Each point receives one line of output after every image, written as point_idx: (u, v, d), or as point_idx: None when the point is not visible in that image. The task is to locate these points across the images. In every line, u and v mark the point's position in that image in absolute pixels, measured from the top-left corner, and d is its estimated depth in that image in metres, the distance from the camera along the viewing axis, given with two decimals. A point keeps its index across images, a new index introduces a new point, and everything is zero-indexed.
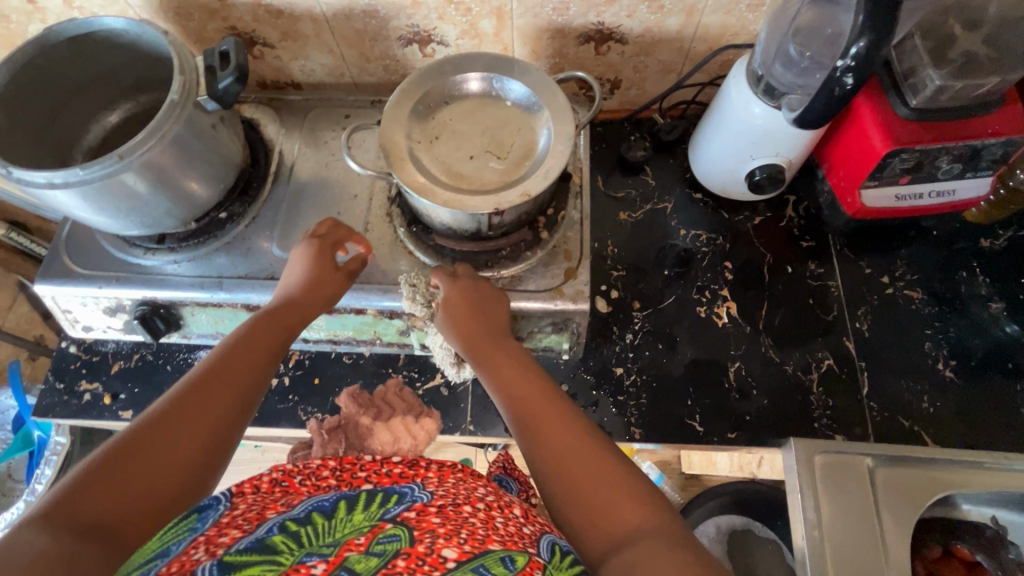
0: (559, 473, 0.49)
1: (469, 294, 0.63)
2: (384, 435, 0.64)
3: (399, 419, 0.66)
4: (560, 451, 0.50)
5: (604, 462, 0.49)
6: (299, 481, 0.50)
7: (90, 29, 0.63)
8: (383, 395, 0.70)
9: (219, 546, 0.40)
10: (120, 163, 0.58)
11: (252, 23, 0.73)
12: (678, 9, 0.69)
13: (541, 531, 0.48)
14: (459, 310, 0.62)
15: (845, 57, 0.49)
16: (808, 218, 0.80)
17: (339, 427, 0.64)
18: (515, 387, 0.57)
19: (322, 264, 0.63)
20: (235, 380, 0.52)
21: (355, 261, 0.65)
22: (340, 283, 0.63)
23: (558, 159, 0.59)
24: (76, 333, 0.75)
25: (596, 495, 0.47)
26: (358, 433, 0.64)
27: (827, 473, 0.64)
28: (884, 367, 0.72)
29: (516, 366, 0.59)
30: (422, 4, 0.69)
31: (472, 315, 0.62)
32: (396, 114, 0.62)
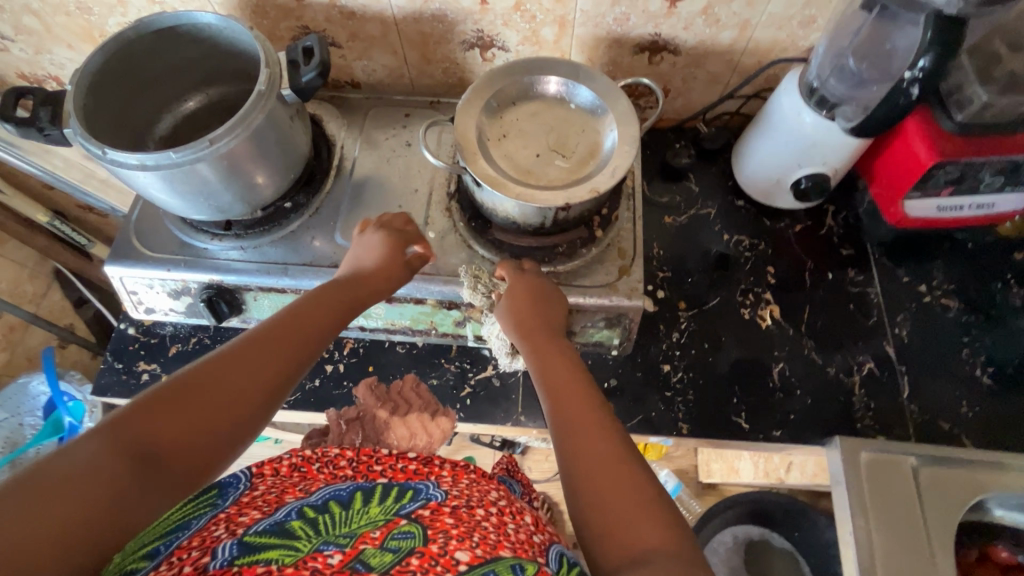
0: (588, 474, 0.48)
1: (534, 288, 0.66)
2: (400, 431, 0.69)
3: (416, 416, 0.71)
4: (597, 449, 0.50)
5: (626, 472, 0.48)
6: (316, 467, 0.53)
7: (179, 21, 0.65)
8: (400, 391, 0.74)
9: (240, 525, 0.41)
10: (210, 148, 0.60)
11: (324, 23, 0.76)
12: (733, 24, 0.73)
13: (549, 541, 0.49)
14: (522, 301, 0.65)
15: (912, 69, 0.52)
16: (846, 228, 0.83)
17: (357, 419, 0.70)
18: (563, 381, 0.58)
19: (393, 249, 0.65)
20: (299, 342, 0.52)
21: (415, 259, 0.67)
22: (401, 270, 0.65)
23: (624, 160, 0.61)
24: (138, 315, 0.77)
25: (622, 506, 0.45)
26: (376, 427, 0.69)
27: (872, 470, 0.66)
28: (924, 371, 0.74)
29: (568, 359, 0.60)
30: (490, 10, 0.73)
31: (528, 307, 0.64)
32: (469, 111, 0.65)
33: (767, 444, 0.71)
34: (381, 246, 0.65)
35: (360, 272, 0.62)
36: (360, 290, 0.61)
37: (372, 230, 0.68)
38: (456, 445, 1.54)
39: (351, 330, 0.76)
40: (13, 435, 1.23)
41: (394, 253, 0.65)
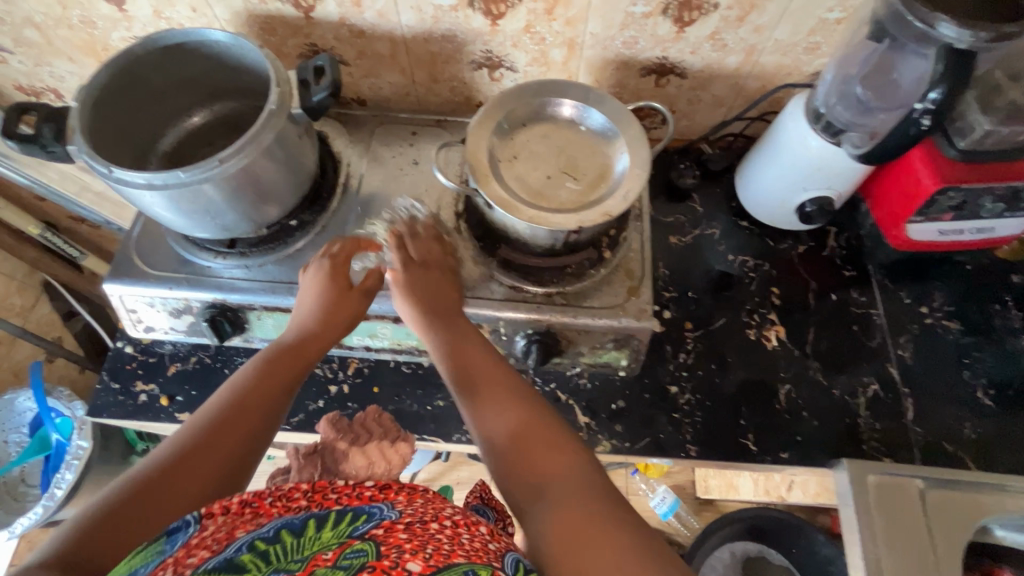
0: (506, 452, 0.51)
1: (432, 268, 0.65)
2: (358, 460, 0.63)
3: (374, 444, 0.65)
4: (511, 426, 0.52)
5: (547, 441, 0.51)
6: (269, 502, 0.47)
7: (187, 39, 0.65)
8: (362, 422, 0.69)
9: (188, 566, 0.40)
10: (219, 167, 0.59)
11: (332, 41, 0.76)
12: (739, 49, 0.74)
13: (505, 548, 0.46)
14: (418, 280, 0.64)
15: (924, 101, 0.53)
16: (848, 249, 0.84)
17: (316, 453, 0.64)
18: (476, 373, 0.58)
19: (336, 288, 0.63)
20: (245, 416, 0.53)
21: (371, 280, 0.65)
22: (355, 307, 0.63)
23: (636, 185, 0.62)
24: (136, 333, 0.75)
25: (538, 468, 0.49)
26: (334, 458, 0.64)
27: (880, 493, 0.66)
28: (926, 392, 0.75)
29: (471, 342, 0.61)
30: (500, 32, 0.73)
31: (428, 286, 0.64)
32: (480, 132, 0.65)
33: (776, 466, 0.71)
34: (326, 281, 0.63)
35: (305, 325, 0.61)
36: (305, 348, 0.60)
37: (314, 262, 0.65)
38: (453, 461, 1.53)
39: (357, 349, 0.75)
40: None
41: (343, 291, 0.63)
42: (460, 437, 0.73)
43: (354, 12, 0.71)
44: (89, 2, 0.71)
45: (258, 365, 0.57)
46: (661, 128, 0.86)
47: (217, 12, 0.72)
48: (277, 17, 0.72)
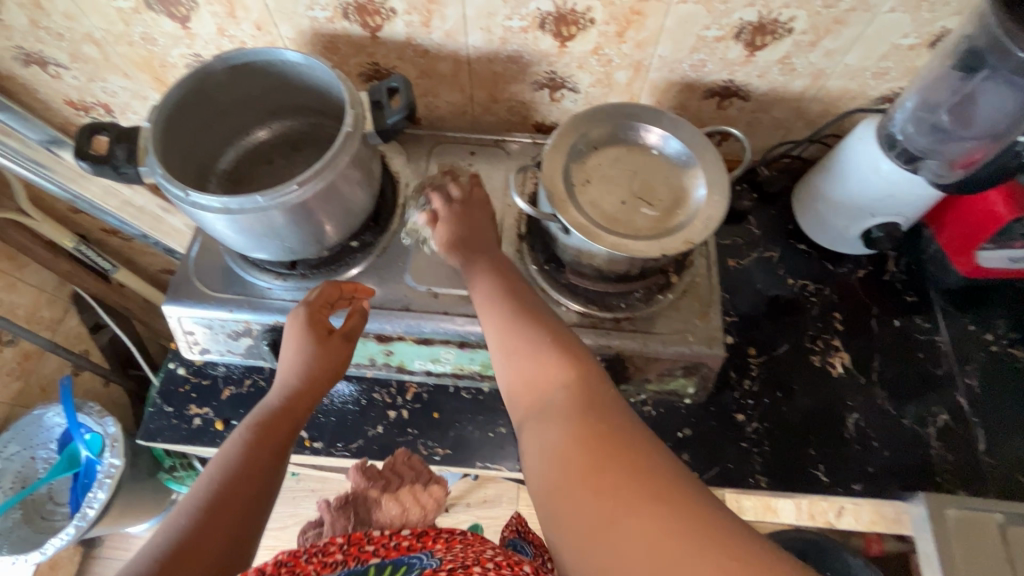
0: (518, 376, 0.50)
1: (472, 214, 0.65)
2: (393, 509, 0.67)
3: (407, 489, 0.68)
4: (533, 364, 0.49)
5: (554, 364, 0.48)
6: (304, 559, 0.50)
7: (255, 57, 0.63)
8: (393, 465, 0.70)
9: None
10: (297, 191, 0.58)
11: (395, 60, 0.74)
12: (807, 73, 0.73)
13: None
14: (461, 223, 0.64)
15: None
16: (909, 273, 0.83)
17: (348, 503, 0.67)
18: (507, 331, 0.53)
19: (318, 342, 0.60)
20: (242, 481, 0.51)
21: (353, 318, 0.63)
22: (344, 353, 0.62)
23: (717, 213, 0.60)
24: (191, 355, 0.74)
25: (545, 390, 0.47)
26: (367, 508, 0.68)
27: (960, 527, 0.66)
28: (998, 422, 0.73)
29: (494, 275, 0.59)
30: (567, 53, 0.72)
31: (471, 226, 0.64)
32: (555, 156, 0.64)
33: (847, 497, 0.70)
34: (305, 330, 0.61)
35: (288, 384, 0.60)
36: (292, 411, 0.59)
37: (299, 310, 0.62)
38: (480, 479, 1.51)
39: (417, 374, 0.74)
40: (23, 471, 1.17)
41: (327, 342, 0.61)
42: (523, 466, 0.71)
43: (423, 32, 0.70)
44: (153, 19, 0.70)
45: (244, 434, 0.55)
46: (725, 143, 0.85)
47: (282, 30, 0.71)
48: (343, 36, 0.71)
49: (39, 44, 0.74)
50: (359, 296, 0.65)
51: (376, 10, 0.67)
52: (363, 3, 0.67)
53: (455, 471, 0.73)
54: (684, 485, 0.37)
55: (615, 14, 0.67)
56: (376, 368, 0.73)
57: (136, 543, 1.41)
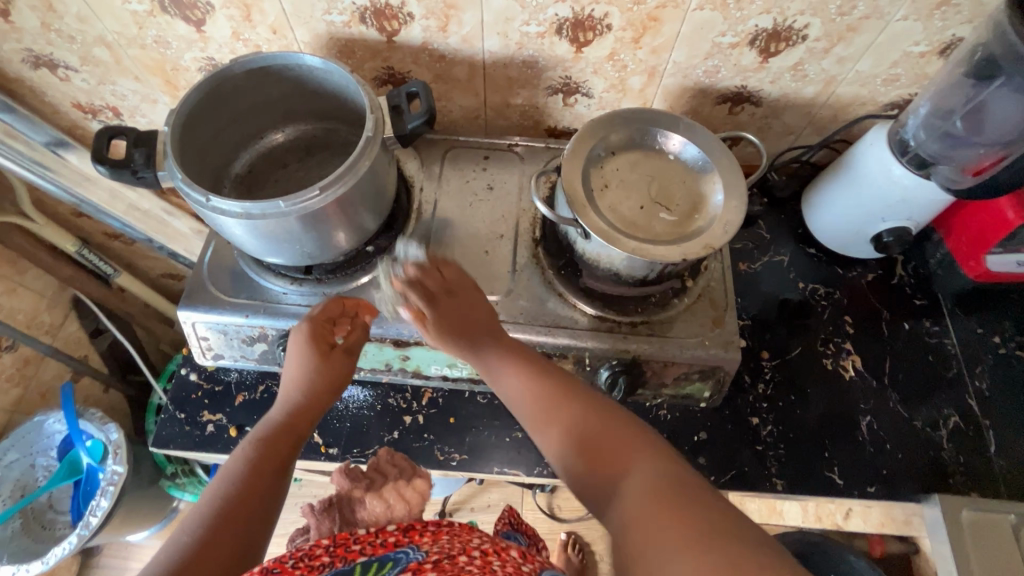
0: (578, 463, 0.50)
1: (469, 299, 0.62)
2: (374, 506, 0.60)
3: (390, 485, 0.62)
4: (584, 434, 0.51)
5: (617, 441, 0.49)
6: (291, 565, 0.48)
7: (272, 62, 0.63)
8: (377, 465, 0.66)
9: None
10: (319, 196, 0.58)
11: (410, 64, 0.74)
12: (818, 79, 0.74)
13: (539, 569, 0.56)
14: (450, 322, 0.60)
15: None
16: (916, 277, 0.84)
17: (332, 506, 0.61)
18: (549, 406, 0.55)
19: (318, 355, 0.60)
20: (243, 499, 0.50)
21: (353, 337, 0.63)
22: (343, 367, 0.61)
23: (736, 218, 0.61)
24: (204, 361, 0.73)
25: (613, 469, 0.47)
26: (352, 508, 0.61)
27: (973, 528, 0.67)
28: (1007, 424, 0.74)
29: (521, 363, 0.58)
30: (583, 59, 0.73)
31: (461, 319, 0.61)
32: (574, 161, 0.64)
33: (862, 499, 0.70)
34: (309, 345, 0.60)
35: (290, 399, 0.58)
36: (295, 426, 0.58)
37: (300, 325, 0.61)
38: (484, 483, 1.50)
39: (434, 379, 0.73)
40: (22, 478, 1.15)
41: (330, 356, 0.60)
42: (540, 470, 0.71)
43: (439, 37, 0.70)
44: (167, 22, 0.69)
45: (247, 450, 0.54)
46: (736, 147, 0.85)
47: (297, 34, 0.71)
48: (358, 40, 0.71)
49: (49, 46, 0.73)
50: (361, 315, 0.64)
51: (394, 15, 0.67)
52: (381, 7, 0.66)
53: (472, 476, 0.73)
54: (740, 524, 0.38)
55: (632, 20, 0.67)
56: (392, 373, 0.73)
57: (135, 551, 1.39)
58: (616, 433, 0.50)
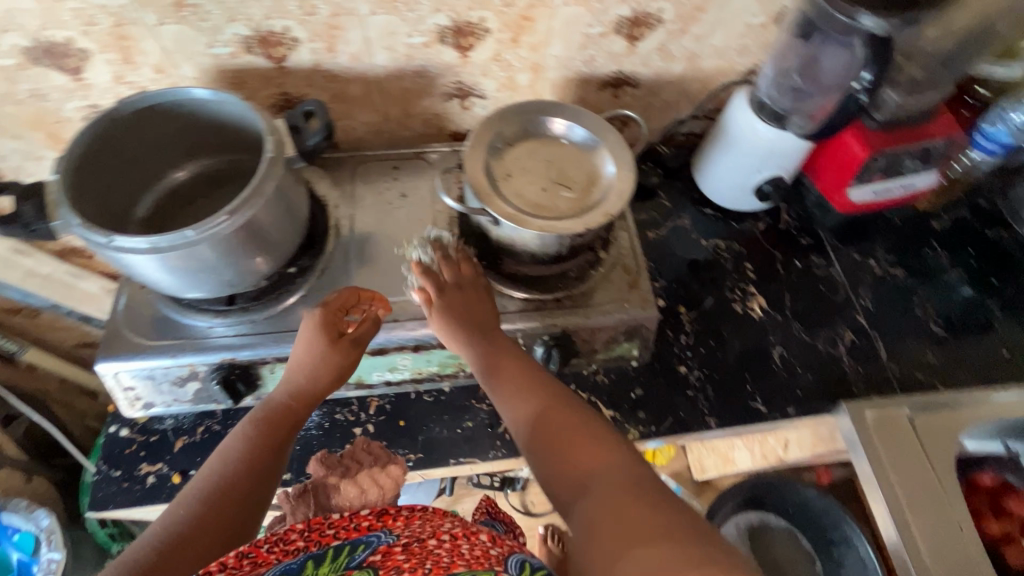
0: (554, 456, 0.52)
1: (472, 304, 0.67)
2: (348, 490, 0.64)
3: (365, 471, 0.67)
4: (560, 434, 0.53)
5: (590, 441, 0.51)
6: (267, 549, 0.50)
7: (163, 99, 0.64)
8: (352, 454, 0.70)
9: None
10: (228, 221, 0.59)
11: (305, 87, 0.76)
12: (683, 57, 0.83)
13: (508, 552, 0.55)
14: (456, 311, 0.66)
15: (861, 80, 0.66)
16: (800, 221, 0.94)
17: (307, 492, 0.65)
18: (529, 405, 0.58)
19: (327, 340, 0.63)
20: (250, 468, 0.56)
21: (358, 330, 0.65)
22: (349, 355, 0.63)
23: (629, 185, 0.67)
24: (133, 413, 0.71)
25: (580, 467, 0.49)
26: (327, 493, 0.65)
27: (878, 426, 0.75)
28: (891, 332, 0.85)
29: (516, 360, 0.63)
30: (470, 62, 0.77)
31: (468, 311, 0.66)
32: (475, 156, 0.69)
33: (785, 421, 0.78)
34: (318, 331, 0.63)
35: (292, 382, 0.63)
36: (295, 406, 0.62)
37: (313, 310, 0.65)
38: (455, 495, 1.50)
39: (377, 386, 0.75)
40: None
41: (336, 345, 0.63)
42: (495, 454, 0.74)
43: (328, 57, 0.73)
44: (40, 74, 0.68)
45: (248, 428, 0.59)
46: (628, 127, 0.94)
47: (184, 71, 0.71)
48: (248, 70, 0.72)
49: None
50: (375, 308, 0.68)
51: (279, 41, 0.69)
52: (265, 35, 0.68)
53: (431, 473, 0.74)
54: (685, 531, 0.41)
55: (508, 22, 0.72)
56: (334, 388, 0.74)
57: None
58: (589, 434, 0.52)
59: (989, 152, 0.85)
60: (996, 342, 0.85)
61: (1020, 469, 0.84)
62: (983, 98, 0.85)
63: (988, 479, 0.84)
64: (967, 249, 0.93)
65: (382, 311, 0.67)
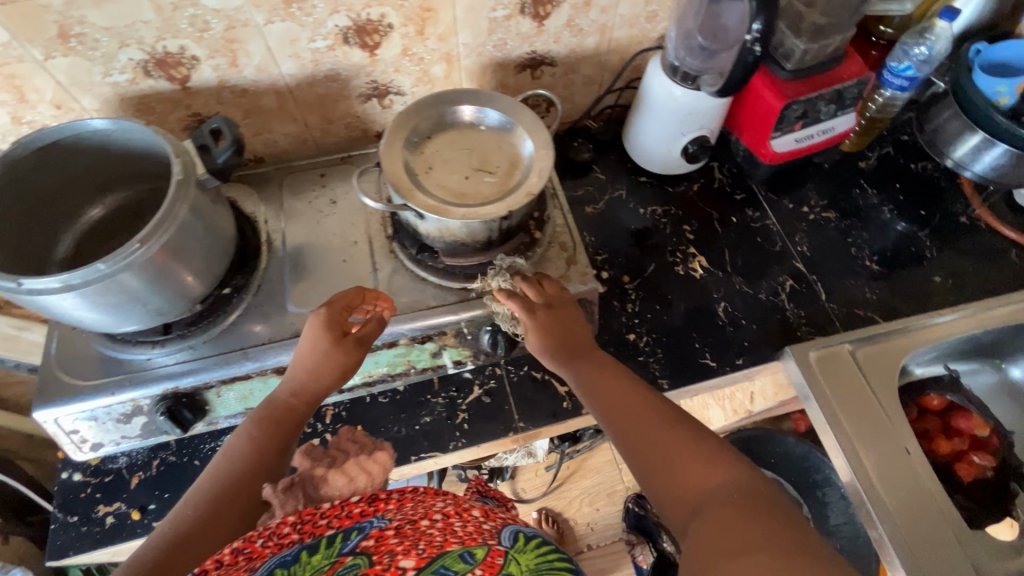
0: (657, 463, 0.51)
1: (564, 323, 0.66)
2: (338, 480, 0.56)
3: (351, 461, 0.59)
4: (666, 446, 0.52)
5: (697, 458, 0.50)
6: (261, 544, 0.48)
7: (62, 134, 0.62)
8: (337, 444, 0.63)
9: None
10: (141, 248, 0.57)
11: (216, 106, 0.75)
12: (593, 30, 0.83)
13: (502, 524, 0.60)
14: (551, 330, 0.65)
15: (751, 32, 0.67)
16: (732, 177, 0.96)
17: (295, 485, 0.54)
18: (626, 405, 0.57)
19: (330, 339, 0.62)
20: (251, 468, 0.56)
21: (366, 329, 0.65)
22: (350, 354, 0.63)
23: (548, 162, 0.68)
24: (82, 456, 0.70)
25: (688, 486, 0.48)
26: (316, 485, 0.55)
27: (821, 364, 0.77)
28: (830, 274, 0.88)
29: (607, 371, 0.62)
30: (380, 61, 0.77)
31: (562, 332, 0.65)
32: (392, 153, 0.68)
33: (735, 372, 0.80)
34: (324, 330, 0.63)
35: (296, 381, 0.63)
36: (298, 407, 0.63)
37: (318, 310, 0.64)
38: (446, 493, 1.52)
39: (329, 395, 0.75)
40: None
41: (341, 343, 0.63)
42: (455, 446, 0.74)
43: (233, 72, 0.72)
44: None
45: (252, 428, 0.59)
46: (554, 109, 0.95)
47: (85, 103, 0.69)
48: (153, 95, 0.71)
49: None
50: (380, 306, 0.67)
51: (178, 61, 0.68)
52: (162, 56, 0.67)
53: (395, 472, 0.75)
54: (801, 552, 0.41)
55: (409, 15, 0.72)
56: None
57: None
58: (701, 450, 0.51)
59: (898, 88, 0.86)
60: (929, 271, 0.88)
61: (961, 388, 0.88)
62: (889, 37, 0.88)
63: (935, 400, 0.88)
64: (895, 184, 0.96)
65: (385, 311, 0.67)
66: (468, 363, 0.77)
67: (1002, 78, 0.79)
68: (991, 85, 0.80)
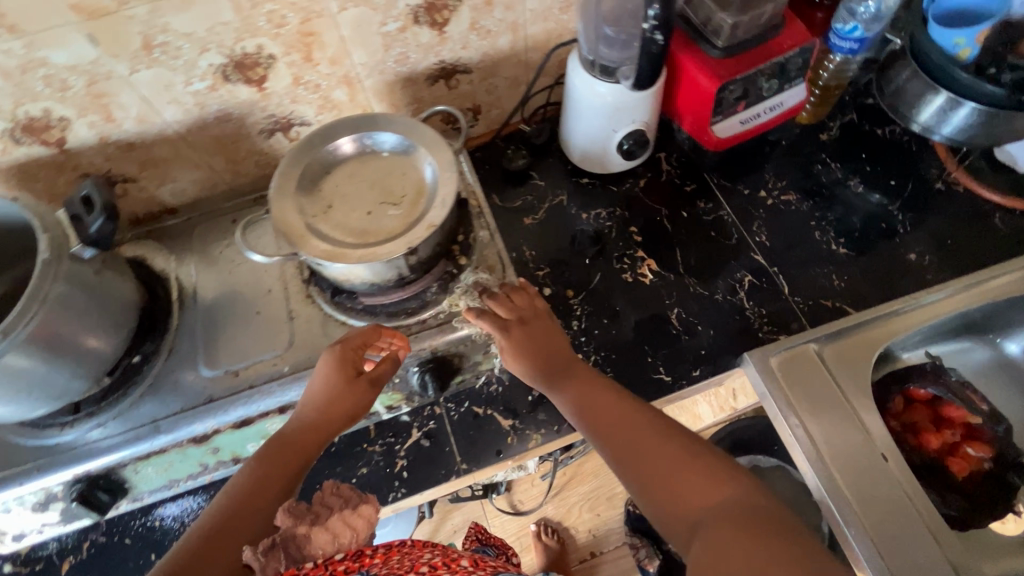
0: (655, 480, 0.49)
1: (537, 341, 0.64)
2: (322, 538, 0.49)
3: (335, 514, 0.51)
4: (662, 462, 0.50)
5: (700, 475, 0.48)
6: None
7: None
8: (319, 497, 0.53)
9: None
10: (4, 342, 0.52)
11: (105, 163, 0.71)
12: (503, 29, 0.76)
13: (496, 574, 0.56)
14: (529, 349, 0.64)
15: (648, 20, 0.62)
16: (682, 167, 0.89)
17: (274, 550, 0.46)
18: (615, 421, 0.55)
19: (342, 377, 0.59)
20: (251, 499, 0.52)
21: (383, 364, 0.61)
22: (361, 395, 0.59)
23: (451, 187, 0.62)
24: (8, 547, 0.67)
25: (690, 505, 0.46)
26: (297, 547, 0.48)
27: (785, 369, 0.71)
28: (792, 264, 0.80)
29: (593, 385, 0.60)
30: (272, 94, 0.71)
31: (536, 348, 0.64)
32: (283, 196, 0.63)
33: (693, 385, 0.73)
34: (336, 368, 0.60)
35: (308, 413, 0.58)
36: (306, 442, 0.57)
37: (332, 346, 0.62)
38: (441, 512, 1.49)
39: None
40: None
41: (353, 383, 0.59)
42: (395, 496, 0.70)
43: (112, 127, 0.67)
44: None
45: (259, 455, 0.56)
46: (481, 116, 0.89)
47: None
48: (33, 161, 0.67)
49: None
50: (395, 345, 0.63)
51: (47, 125, 0.64)
52: (27, 122, 0.63)
53: None
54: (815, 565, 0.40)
55: (290, 42, 0.66)
56: (213, 470, 0.70)
57: None
58: (700, 468, 0.49)
59: (848, 52, 0.78)
60: (903, 248, 0.81)
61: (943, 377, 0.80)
62: None
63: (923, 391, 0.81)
64: (862, 155, 0.88)
65: (403, 349, 0.63)
66: (404, 407, 0.73)
67: (959, 29, 0.70)
68: (949, 37, 0.71)
